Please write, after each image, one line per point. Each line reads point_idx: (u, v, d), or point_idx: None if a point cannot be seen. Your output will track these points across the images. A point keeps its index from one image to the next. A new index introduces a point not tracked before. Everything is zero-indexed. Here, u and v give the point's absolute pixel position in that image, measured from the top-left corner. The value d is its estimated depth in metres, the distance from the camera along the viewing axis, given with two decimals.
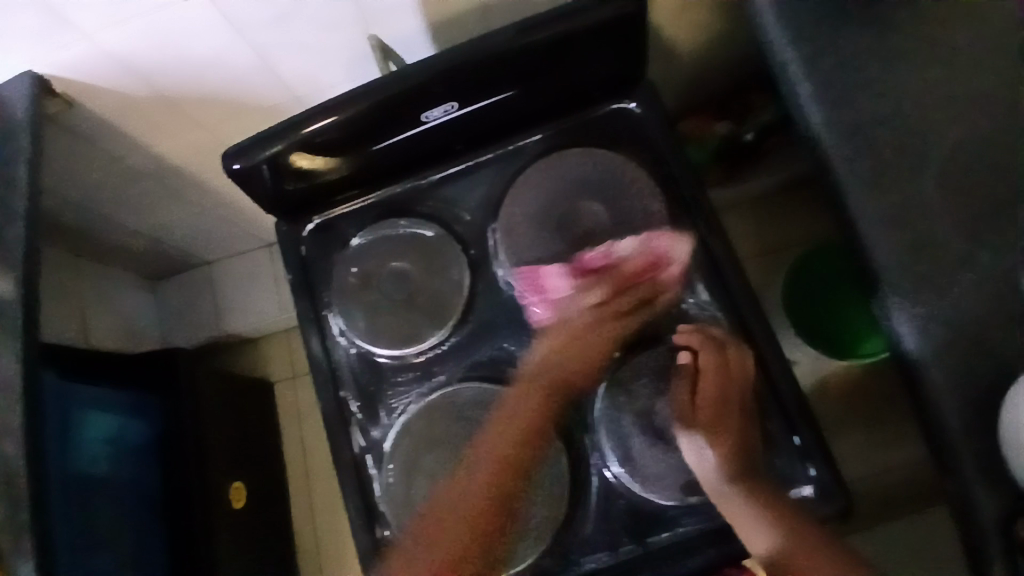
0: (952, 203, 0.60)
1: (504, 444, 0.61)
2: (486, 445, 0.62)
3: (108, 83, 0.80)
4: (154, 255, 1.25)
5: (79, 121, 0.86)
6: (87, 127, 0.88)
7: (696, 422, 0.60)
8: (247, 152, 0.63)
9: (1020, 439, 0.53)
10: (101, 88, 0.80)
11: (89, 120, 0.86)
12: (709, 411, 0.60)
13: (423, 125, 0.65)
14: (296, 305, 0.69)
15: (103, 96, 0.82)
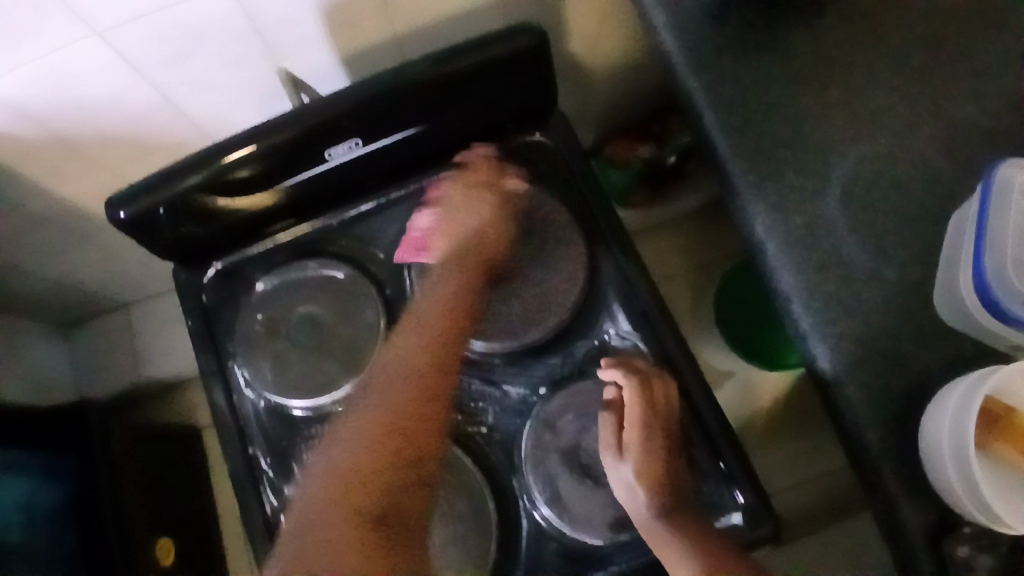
0: (855, 222, 0.61)
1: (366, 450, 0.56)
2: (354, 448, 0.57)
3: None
4: (65, 302, 1.18)
5: None
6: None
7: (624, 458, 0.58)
8: (143, 193, 0.59)
9: (940, 455, 0.54)
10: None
11: None
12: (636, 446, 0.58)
13: (327, 163, 0.61)
14: (200, 359, 0.65)
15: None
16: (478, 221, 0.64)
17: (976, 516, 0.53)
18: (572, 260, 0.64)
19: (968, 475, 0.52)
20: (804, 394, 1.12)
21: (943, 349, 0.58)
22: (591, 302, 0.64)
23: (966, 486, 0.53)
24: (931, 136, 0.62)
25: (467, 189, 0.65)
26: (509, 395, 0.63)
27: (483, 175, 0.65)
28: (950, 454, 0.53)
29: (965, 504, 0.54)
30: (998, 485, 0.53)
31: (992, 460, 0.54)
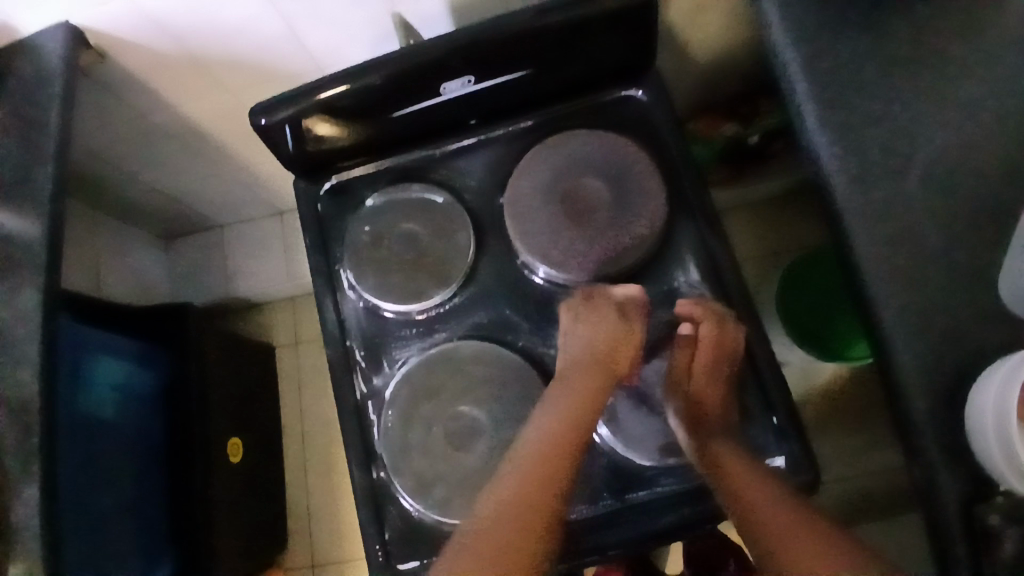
0: (932, 202, 0.63)
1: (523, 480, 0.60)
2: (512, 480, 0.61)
3: (151, 44, 0.84)
4: (172, 215, 1.29)
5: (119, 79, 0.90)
6: (118, 81, 0.91)
7: (689, 385, 0.67)
8: (272, 110, 0.66)
9: (984, 427, 0.57)
10: (144, 49, 0.84)
11: (128, 78, 0.90)
12: (702, 375, 0.66)
13: (441, 97, 0.68)
14: (310, 259, 0.73)
15: (142, 57, 0.86)
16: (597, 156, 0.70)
17: (1016, 487, 0.56)
18: (653, 208, 0.68)
19: (1010, 447, 0.55)
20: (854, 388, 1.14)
21: (1004, 330, 0.60)
22: (667, 252, 0.69)
23: (1007, 458, 0.55)
24: (1021, 128, 0.63)
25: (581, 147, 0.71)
26: None
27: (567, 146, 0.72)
28: (994, 426, 0.56)
29: (1005, 477, 0.56)
30: None
31: None
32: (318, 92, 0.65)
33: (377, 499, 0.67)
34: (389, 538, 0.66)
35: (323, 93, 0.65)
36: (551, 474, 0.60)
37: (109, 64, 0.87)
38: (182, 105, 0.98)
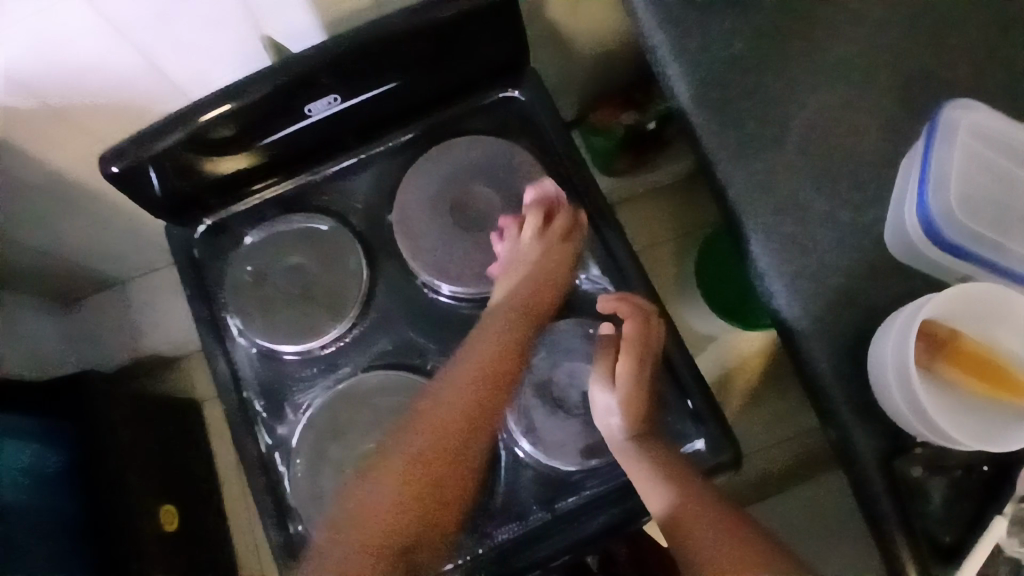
0: (810, 167, 0.64)
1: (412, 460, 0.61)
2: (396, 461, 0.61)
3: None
4: (63, 276, 1.20)
5: None
6: None
7: (616, 388, 0.62)
8: (130, 151, 0.62)
9: (887, 378, 0.57)
10: None
11: None
12: (629, 379, 0.61)
13: (309, 119, 0.65)
14: (192, 308, 0.68)
15: None
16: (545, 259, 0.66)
17: (926, 436, 0.56)
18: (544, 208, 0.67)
19: (912, 395, 0.55)
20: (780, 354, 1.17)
21: (896, 285, 0.61)
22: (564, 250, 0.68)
23: (912, 408, 0.56)
24: (885, 82, 0.65)
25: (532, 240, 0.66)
26: None
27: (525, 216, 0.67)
28: (896, 377, 0.56)
29: (915, 426, 0.56)
30: (946, 403, 0.56)
31: (938, 380, 0.57)
32: (196, 116, 0.60)
33: (296, 556, 0.62)
34: None
35: (201, 115, 0.61)
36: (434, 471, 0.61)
37: None
38: (48, 160, 0.90)
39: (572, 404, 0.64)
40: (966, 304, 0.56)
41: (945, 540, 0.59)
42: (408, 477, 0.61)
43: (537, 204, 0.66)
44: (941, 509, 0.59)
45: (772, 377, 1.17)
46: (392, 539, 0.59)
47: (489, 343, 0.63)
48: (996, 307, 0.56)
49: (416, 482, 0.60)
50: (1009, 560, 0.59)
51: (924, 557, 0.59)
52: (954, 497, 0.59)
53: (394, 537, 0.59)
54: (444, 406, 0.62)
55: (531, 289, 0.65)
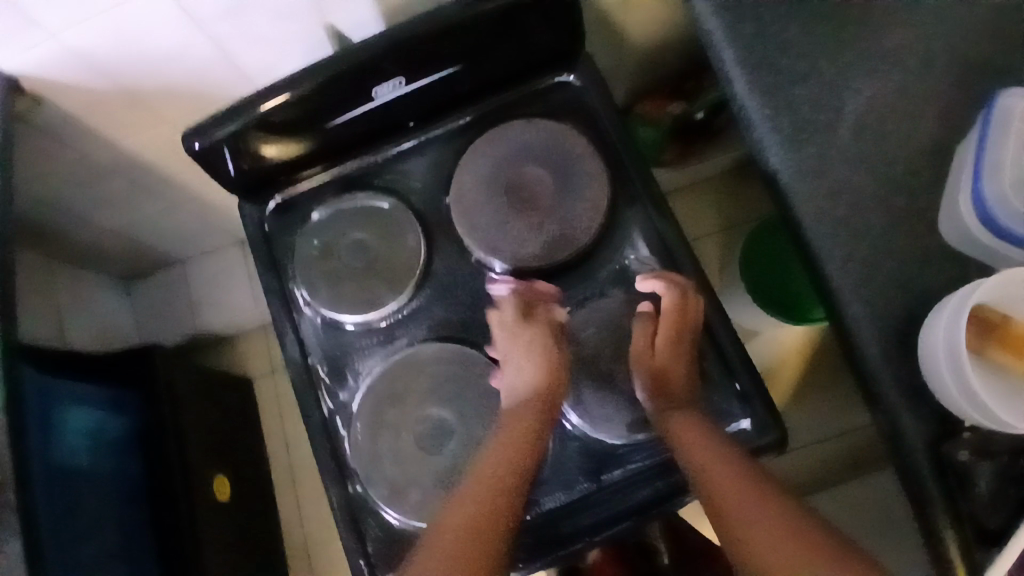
0: (863, 152, 0.65)
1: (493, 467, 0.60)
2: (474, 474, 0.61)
3: (81, 84, 0.82)
4: (129, 254, 1.27)
5: (54, 121, 0.88)
6: (54, 125, 0.88)
7: (654, 358, 0.64)
8: (208, 131, 0.66)
9: (937, 361, 0.58)
10: (76, 89, 0.83)
11: (59, 121, 0.88)
12: (666, 348, 0.64)
13: (373, 102, 0.68)
14: (261, 278, 0.72)
15: (75, 99, 0.85)
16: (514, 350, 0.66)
17: (980, 423, 0.56)
18: (596, 191, 0.69)
19: (964, 379, 0.56)
20: (821, 350, 1.18)
21: (948, 271, 0.62)
22: (615, 231, 0.70)
23: (965, 392, 0.56)
24: (943, 70, 0.65)
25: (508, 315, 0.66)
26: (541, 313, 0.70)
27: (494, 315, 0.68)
28: (949, 361, 0.56)
29: (968, 413, 0.56)
30: (997, 388, 0.56)
31: (986, 364, 0.57)
32: (258, 103, 0.65)
33: (355, 512, 0.66)
34: (372, 552, 0.65)
35: (264, 104, 0.65)
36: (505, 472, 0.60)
37: (42, 108, 0.85)
38: (122, 141, 0.96)
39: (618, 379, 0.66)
40: (1016, 288, 0.57)
41: (990, 525, 0.59)
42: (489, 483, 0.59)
43: (588, 187, 0.69)
44: (986, 494, 0.59)
45: (814, 373, 1.18)
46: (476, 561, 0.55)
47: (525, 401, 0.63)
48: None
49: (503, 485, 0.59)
50: None
51: (969, 543, 0.59)
52: (1004, 484, 0.59)
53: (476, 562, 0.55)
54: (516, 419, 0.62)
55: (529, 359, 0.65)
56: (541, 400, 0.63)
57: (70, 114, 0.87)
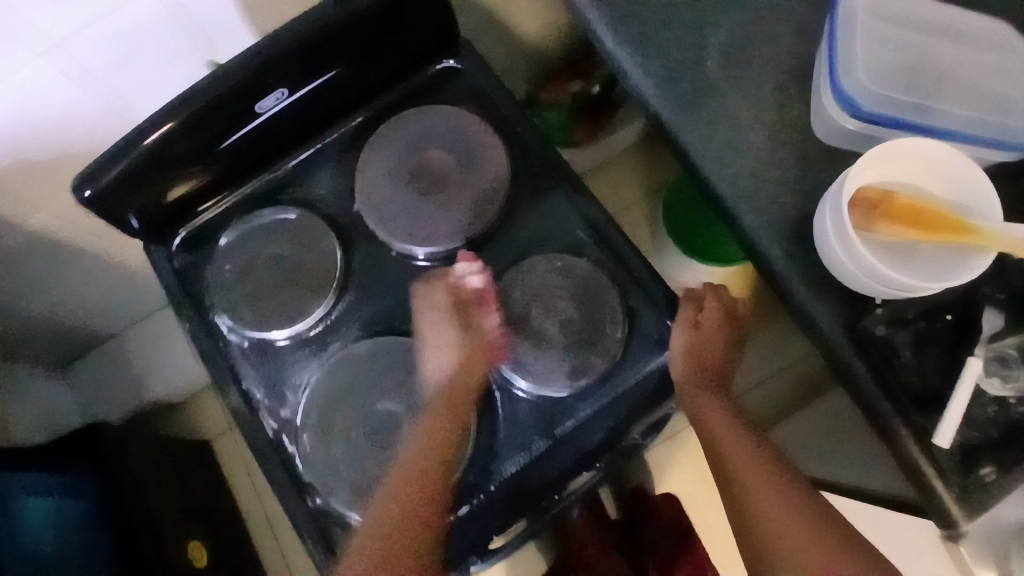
0: (732, 77, 0.68)
1: (414, 470, 0.62)
2: (403, 468, 0.63)
3: None
4: (59, 340, 1.23)
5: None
6: None
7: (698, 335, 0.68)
8: (98, 176, 0.65)
9: (831, 246, 0.60)
10: None
11: None
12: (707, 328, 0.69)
13: (262, 117, 0.68)
14: (183, 315, 0.71)
15: None
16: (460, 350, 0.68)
17: (884, 292, 0.59)
18: (495, 160, 0.71)
19: (858, 256, 0.58)
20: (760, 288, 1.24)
21: (831, 166, 0.65)
22: (522, 197, 0.72)
23: (862, 269, 0.59)
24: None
25: (443, 302, 0.68)
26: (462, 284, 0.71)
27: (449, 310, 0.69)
28: (841, 245, 0.59)
29: (873, 287, 0.60)
30: (888, 256, 0.60)
31: (875, 238, 0.60)
32: (141, 140, 0.64)
33: (322, 525, 0.65)
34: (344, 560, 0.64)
35: (148, 137, 0.65)
36: (425, 493, 0.63)
37: None
38: (29, 223, 0.93)
39: (553, 336, 0.67)
40: (887, 166, 0.60)
41: (924, 392, 0.61)
42: (417, 495, 0.63)
43: (486, 159, 0.71)
44: (914, 361, 0.61)
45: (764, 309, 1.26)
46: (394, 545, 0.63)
47: (427, 422, 0.64)
48: (922, 163, 0.60)
49: (415, 499, 0.62)
50: (995, 399, 0.61)
51: (908, 413, 0.61)
52: (924, 350, 0.62)
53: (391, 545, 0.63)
54: (425, 442, 0.63)
55: (448, 356, 0.67)
56: (447, 413, 0.65)
57: None
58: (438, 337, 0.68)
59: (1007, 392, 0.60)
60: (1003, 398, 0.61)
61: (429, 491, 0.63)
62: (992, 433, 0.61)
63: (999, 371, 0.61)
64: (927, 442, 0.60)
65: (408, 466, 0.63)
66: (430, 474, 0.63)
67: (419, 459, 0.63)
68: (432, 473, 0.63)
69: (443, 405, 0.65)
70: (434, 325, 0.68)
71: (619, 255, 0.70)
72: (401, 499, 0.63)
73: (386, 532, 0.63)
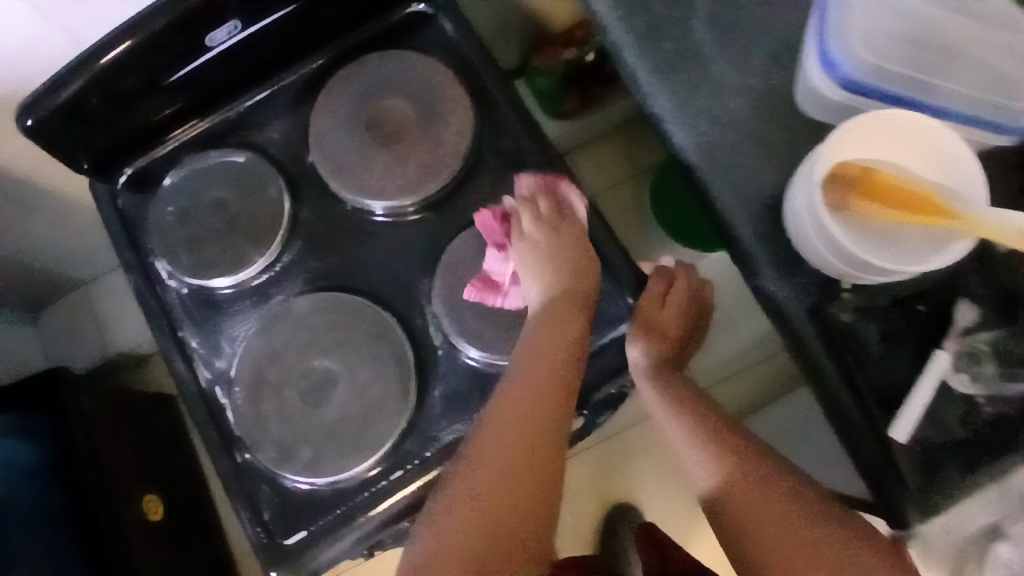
0: (719, 42, 0.64)
1: (516, 412, 0.57)
2: (509, 403, 0.57)
3: None
4: (27, 286, 1.20)
5: None
6: None
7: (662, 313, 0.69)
8: (39, 103, 0.60)
9: (803, 226, 0.56)
10: None
11: None
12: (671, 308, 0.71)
13: (212, 52, 0.63)
14: (122, 257, 0.68)
15: None
16: (560, 243, 0.65)
17: (857, 276, 0.55)
18: (459, 114, 0.67)
19: (829, 237, 0.54)
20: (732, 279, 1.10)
21: (811, 141, 0.61)
22: (484, 157, 0.68)
23: (834, 251, 0.55)
24: None
25: (542, 220, 0.65)
26: (410, 237, 0.67)
27: (544, 201, 0.66)
28: (811, 224, 0.55)
29: (842, 269, 0.55)
30: (863, 236, 0.55)
31: (849, 218, 0.55)
32: (85, 65, 0.59)
33: (245, 482, 0.62)
34: (269, 519, 0.61)
35: (101, 59, 0.59)
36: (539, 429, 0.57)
37: None
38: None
39: (523, 260, 0.65)
40: (865, 139, 0.55)
41: (892, 387, 0.57)
42: (525, 427, 0.56)
43: (452, 113, 0.67)
44: (880, 350, 0.58)
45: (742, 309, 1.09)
46: (511, 497, 0.54)
47: (535, 342, 0.60)
48: (900, 133, 0.55)
49: (533, 436, 0.56)
50: (964, 398, 0.57)
51: (869, 407, 0.57)
52: (893, 341, 0.58)
53: (510, 496, 0.54)
54: (518, 388, 0.58)
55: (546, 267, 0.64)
56: (561, 343, 0.60)
57: None
58: (544, 253, 0.65)
59: (975, 391, 0.56)
60: (970, 397, 0.57)
61: (547, 422, 0.57)
62: (958, 434, 0.56)
63: (967, 368, 0.56)
64: (883, 434, 0.56)
65: (512, 407, 0.57)
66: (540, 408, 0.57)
67: (523, 388, 0.58)
68: (548, 399, 0.57)
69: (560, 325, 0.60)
70: (531, 247, 0.65)
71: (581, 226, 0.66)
72: (512, 446, 0.56)
73: (499, 485, 0.54)
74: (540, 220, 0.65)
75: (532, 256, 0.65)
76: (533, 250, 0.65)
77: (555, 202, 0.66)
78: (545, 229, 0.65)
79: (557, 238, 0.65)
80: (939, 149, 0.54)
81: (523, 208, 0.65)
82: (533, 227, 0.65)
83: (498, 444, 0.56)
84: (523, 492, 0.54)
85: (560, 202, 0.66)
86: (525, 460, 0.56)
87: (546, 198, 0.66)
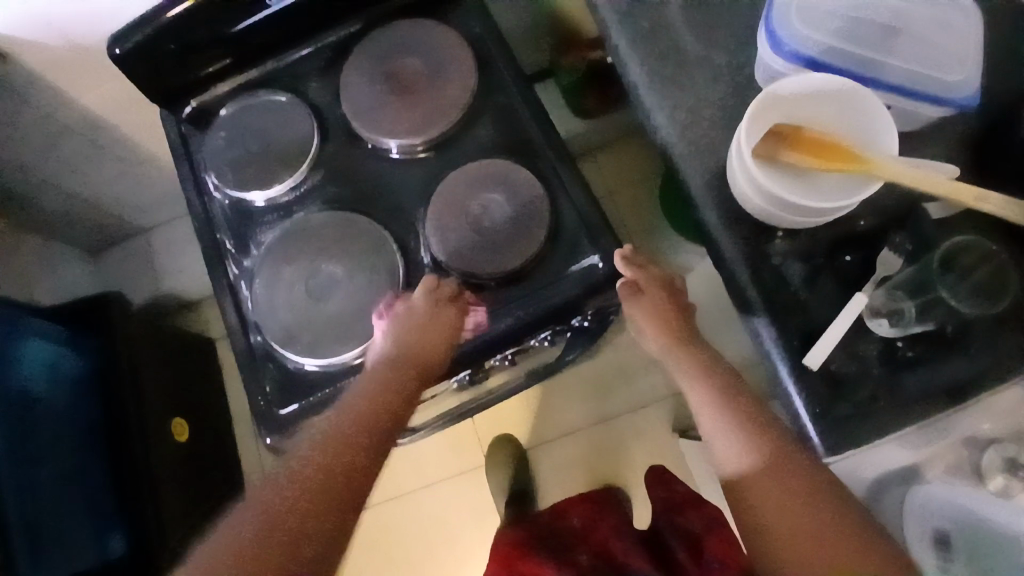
0: (692, 19, 0.73)
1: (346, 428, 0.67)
2: (344, 417, 0.68)
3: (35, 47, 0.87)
4: (95, 228, 1.36)
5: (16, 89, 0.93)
6: (26, 91, 0.94)
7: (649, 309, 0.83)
8: (125, 39, 0.75)
9: (738, 177, 0.64)
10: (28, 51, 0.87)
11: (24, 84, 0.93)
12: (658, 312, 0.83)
13: (268, 10, 0.77)
14: (179, 172, 0.82)
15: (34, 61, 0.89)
16: (426, 334, 0.70)
17: (785, 220, 0.63)
18: (465, 74, 0.78)
19: (758, 183, 0.62)
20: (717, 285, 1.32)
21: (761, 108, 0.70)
22: (482, 112, 0.79)
23: (763, 197, 0.63)
24: None
25: (436, 304, 0.71)
26: (412, 174, 0.79)
27: (450, 293, 0.72)
28: (743, 173, 0.63)
29: (771, 213, 0.63)
30: (792, 183, 0.63)
31: (782, 167, 0.64)
32: (164, 14, 0.73)
33: (256, 360, 0.74)
34: (270, 391, 0.73)
35: (175, 11, 0.73)
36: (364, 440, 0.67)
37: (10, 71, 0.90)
38: (89, 110, 1.04)
39: (397, 311, 0.71)
40: (790, 102, 0.64)
41: (815, 324, 0.64)
42: (349, 437, 0.67)
43: (459, 72, 0.78)
44: (804, 290, 0.65)
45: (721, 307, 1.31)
46: (311, 498, 0.63)
47: (374, 376, 0.70)
48: (819, 96, 0.64)
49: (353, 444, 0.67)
50: (881, 339, 0.63)
51: (790, 338, 0.64)
52: (818, 281, 0.65)
53: (308, 500, 0.63)
54: (355, 408, 0.68)
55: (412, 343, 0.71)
56: (400, 377, 0.70)
57: (32, 76, 0.92)
58: (412, 329, 0.70)
59: (892, 334, 0.62)
60: (889, 339, 0.62)
61: (375, 434, 0.68)
62: (871, 369, 0.62)
63: (888, 315, 0.63)
64: (801, 361, 0.63)
65: (346, 419, 0.68)
66: (372, 423, 0.68)
67: (359, 407, 0.68)
68: (379, 416, 0.69)
69: (401, 367, 0.70)
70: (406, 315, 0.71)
71: (558, 174, 0.76)
72: (331, 454, 0.66)
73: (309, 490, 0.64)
74: (429, 303, 0.71)
75: (400, 329, 0.70)
76: (404, 322, 0.70)
77: (457, 301, 0.72)
78: (431, 310, 0.70)
79: (432, 319, 0.70)
80: (850, 108, 0.63)
81: (429, 282, 0.72)
82: (423, 301, 0.71)
83: (322, 449, 0.66)
84: (328, 494, 0.64)
85: (462, 305, 0.72)
86: (342, 466, 0.65)
87: (449, 291, 0.72)
